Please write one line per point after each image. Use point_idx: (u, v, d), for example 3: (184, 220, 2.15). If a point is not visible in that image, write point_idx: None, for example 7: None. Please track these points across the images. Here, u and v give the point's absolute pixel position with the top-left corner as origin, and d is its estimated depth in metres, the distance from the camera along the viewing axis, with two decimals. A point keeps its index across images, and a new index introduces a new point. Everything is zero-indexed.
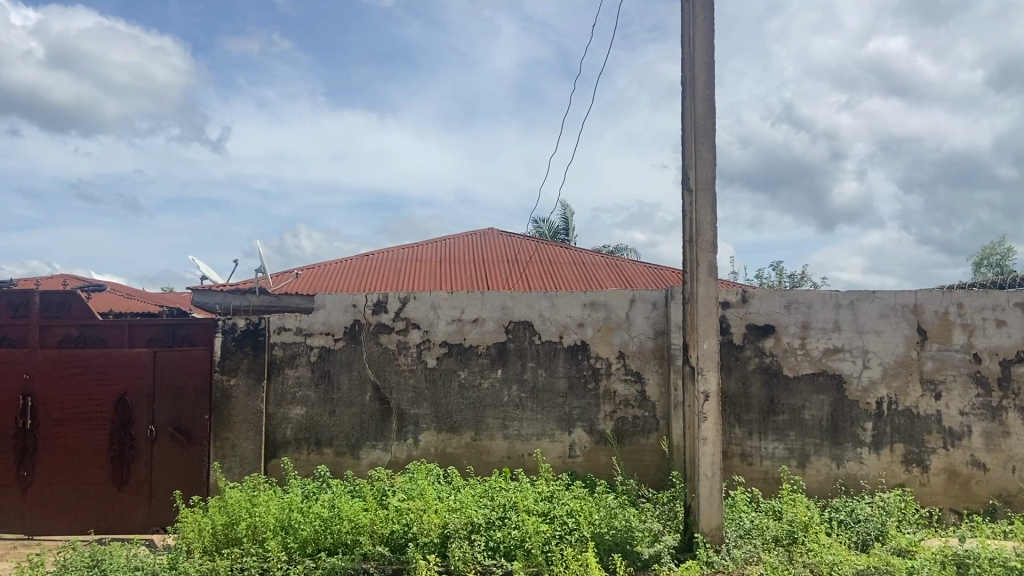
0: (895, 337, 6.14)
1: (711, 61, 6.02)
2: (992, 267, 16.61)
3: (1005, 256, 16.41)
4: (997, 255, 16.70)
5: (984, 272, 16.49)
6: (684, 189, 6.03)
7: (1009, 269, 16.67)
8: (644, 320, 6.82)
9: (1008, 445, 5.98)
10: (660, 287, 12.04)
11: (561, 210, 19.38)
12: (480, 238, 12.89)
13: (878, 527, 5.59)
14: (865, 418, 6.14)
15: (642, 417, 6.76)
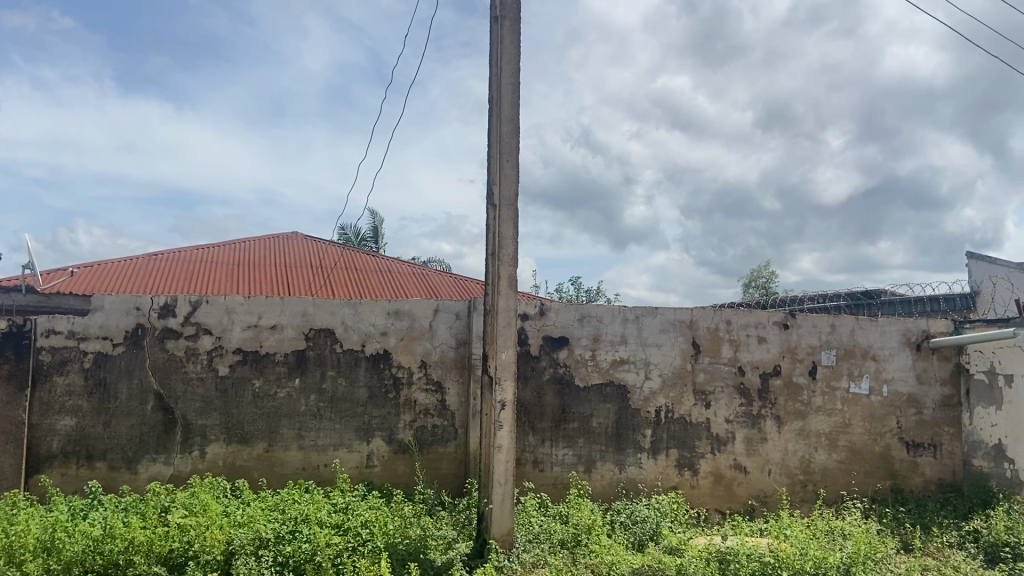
0: (673, 350, 6.66)
1: (516, 82, 6.26)
2: (758, 289, 18.30)
3: (770, 279, 18.18)
4: (762, 278, 18.42)
5: (750, 294, 18.15)
6: (488, 203, 6.19)
7: (773, 291, 18.42)
8: (447, 330, 6.90)
9: (765, 450, 6.55)
10: (464, 297, 12.26)
11: (370, 217, 19.14)
12: (285, 242, 12.46)
13: (653, 527, 6.03)
14: (645, 425, 6.60)
15: (441, 427, 6.82)
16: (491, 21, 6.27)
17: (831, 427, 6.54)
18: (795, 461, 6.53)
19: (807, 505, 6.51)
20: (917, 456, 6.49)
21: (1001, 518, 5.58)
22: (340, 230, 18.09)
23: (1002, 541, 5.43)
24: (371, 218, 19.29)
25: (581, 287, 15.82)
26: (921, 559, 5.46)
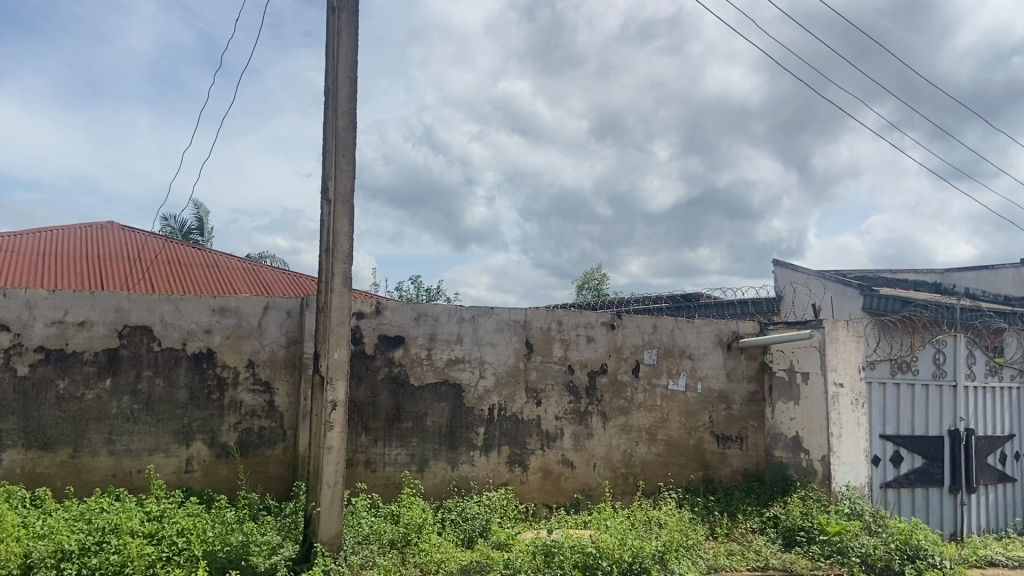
0: (506, 349, 6.79)
1: (353, 76, 6.15)
2: (591, 291, 18.99)
3: (601, 281, 18.97)
4: (595, 279, 19.10)
5: (584, 295, 18.81)
6: (322, 199, 6.03)
7: (604, 291, 19.15)
8: (277, 328, 6.66)
9: (591, 445, 6.82)
10: (297, 294, 11.93)
11: (199, 209, 18.13)
12: (98, 231, 11.58)
13: (483, 524, 6.11)
14: (478, 423, 6.68)
15: (269, 429, 6.58)
16: (327, 12, 6.13)
17: (651, 422, 6.91)
18: (617, 455, 6.84)
19: (628, 496, 6.83)
20: (725, 448, 6.98)
21: (797, 504, 6.07)
22: (163, 220, 17.00)
23: (798, 525, 5.93)
24: (197, 210, 18.25)
25: (419, 285, 15.77)
26: (727, 544, 5.88)
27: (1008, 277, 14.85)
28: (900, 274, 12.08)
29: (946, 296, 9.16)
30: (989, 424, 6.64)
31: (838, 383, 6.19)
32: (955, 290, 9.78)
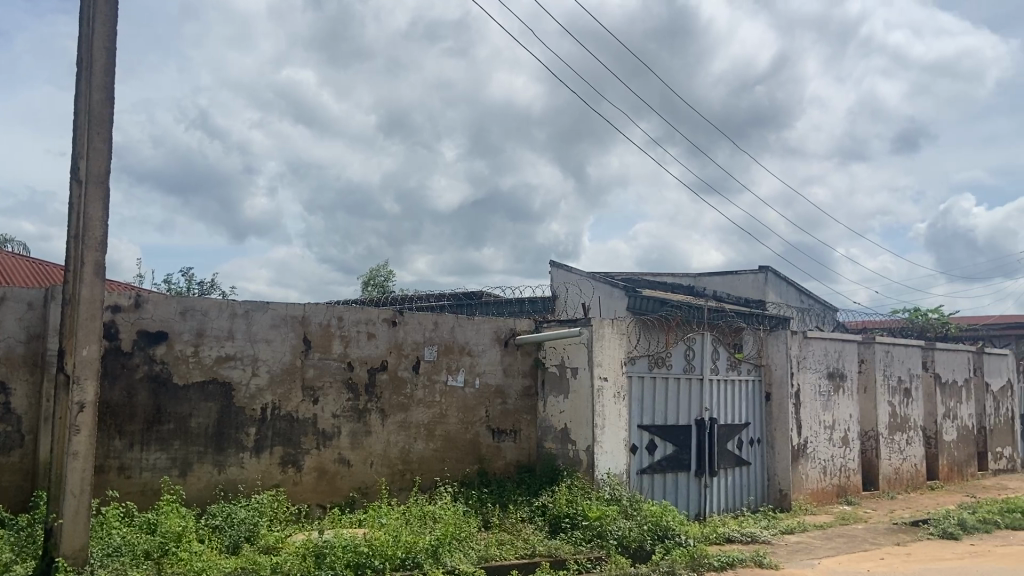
0: (282, 346, 6.54)
1: (112, 47, 5.62)
2: (376, 288, 18.81)
3: (387, 278, 18.88)
4: (381, 276, 18.97)
5: (369, 292, 18.60)
6: (71, 179, 5.44)
7: (389, 288, 19.06)
8: (15, 322, 5.92)
9: (368, 443, 6.75)
10: (42, 285, 10.72)
11: None
12: None
13: (249, 528, 5.82)
14: (249, 423, 6.38)
15: (2, 434, 5.84)
16: None
17: (429, 418, 6.97)
18: (395, 452, 6.83)
19: (404, 492, 6.85)
20: (500, 441, 7.21)
21: (563, 492, 6.37)
22: None
23: (563, 513, 6.23)
24: None
25: (191, 278, 14.77)
26: (498, 534, 6.06)
27: (747, 282, 16.79)
28: (662, 277, 13.17)
29: (698, 299, 10.05)
30: (729, 413, 7.39)
31: (603, 376, 6.61)
32: (705, 293, 10.77)
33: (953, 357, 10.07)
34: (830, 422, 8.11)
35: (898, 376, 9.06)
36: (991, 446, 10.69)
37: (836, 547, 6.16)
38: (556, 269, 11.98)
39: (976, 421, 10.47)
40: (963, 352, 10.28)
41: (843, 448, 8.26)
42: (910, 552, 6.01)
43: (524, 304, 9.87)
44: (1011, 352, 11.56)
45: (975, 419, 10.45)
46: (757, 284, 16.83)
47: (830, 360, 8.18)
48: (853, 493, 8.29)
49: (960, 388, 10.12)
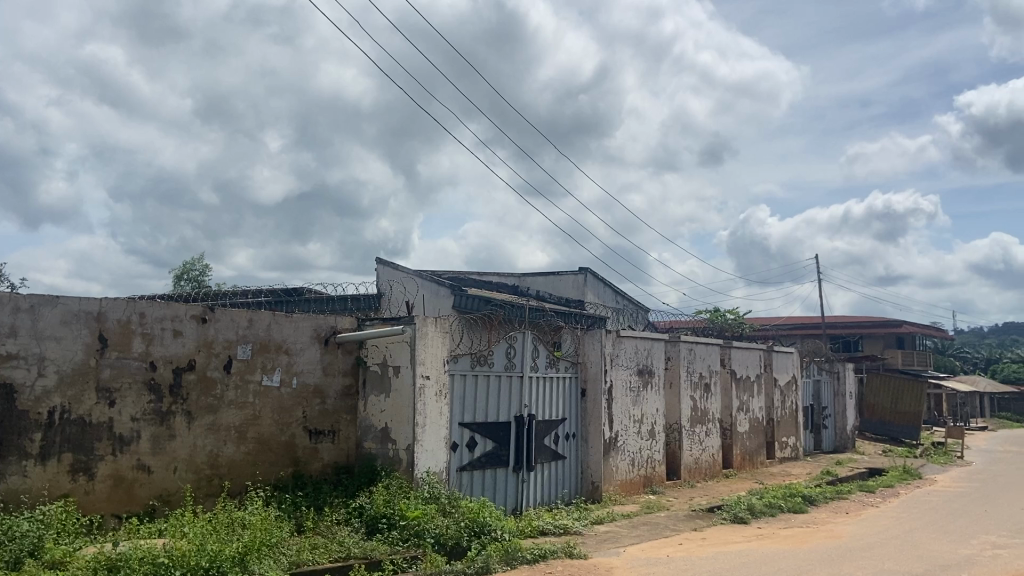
0: (73, 344, 6.00)
1: None
2: (191, 283, 17.77)
3: (203, 273, 17.89)
4: (197, 271, 17.94)
5: (183, 286, 17.52)
6: None
7: (205, 283, 18.05)
8: None
9: (172, 447, 6.34)
10: None
11: None
12: None
13: (33, 542, 5.26)
14: (34, 429, 5.80)
15: None
16: None
17: (240, 420, 6.67)
18: (202, 456, 6.46)
19: (211, 499, 6.49)
20: (316, 443, 7.02)
21: (381, 492, 6.28)
22: None
23: (380, 513, 6.14)
24: None
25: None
26: (311, 538, 5.89)
27: (568, 283, 17.61)
28: (487, 276, 13.39)
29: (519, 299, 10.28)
30: (547, 409, 7.64)
31: (425, 375, 6.57)
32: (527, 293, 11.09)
33: (748, 354, 11.00)
34: (639, 416, 8.59)
35: (700, 372, 9.75)
36: (777, 435, 11.76)
37: (641, 536, 6.53)
38: (381, 267, 11.87)
39: (765, 413, 11.48)
40: (756, 350, 11.23)
41: (650, 441, 8.77)
42: (706, 537, 6.48)
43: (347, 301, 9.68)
44: (796, 350, 12.79)
45: (764, 411, 11.45)
46: (578, 284, 17.69)
47: (640, 358, 8.66)
48: (658, 483, 8.83)
49: (752, 383, 11.05)
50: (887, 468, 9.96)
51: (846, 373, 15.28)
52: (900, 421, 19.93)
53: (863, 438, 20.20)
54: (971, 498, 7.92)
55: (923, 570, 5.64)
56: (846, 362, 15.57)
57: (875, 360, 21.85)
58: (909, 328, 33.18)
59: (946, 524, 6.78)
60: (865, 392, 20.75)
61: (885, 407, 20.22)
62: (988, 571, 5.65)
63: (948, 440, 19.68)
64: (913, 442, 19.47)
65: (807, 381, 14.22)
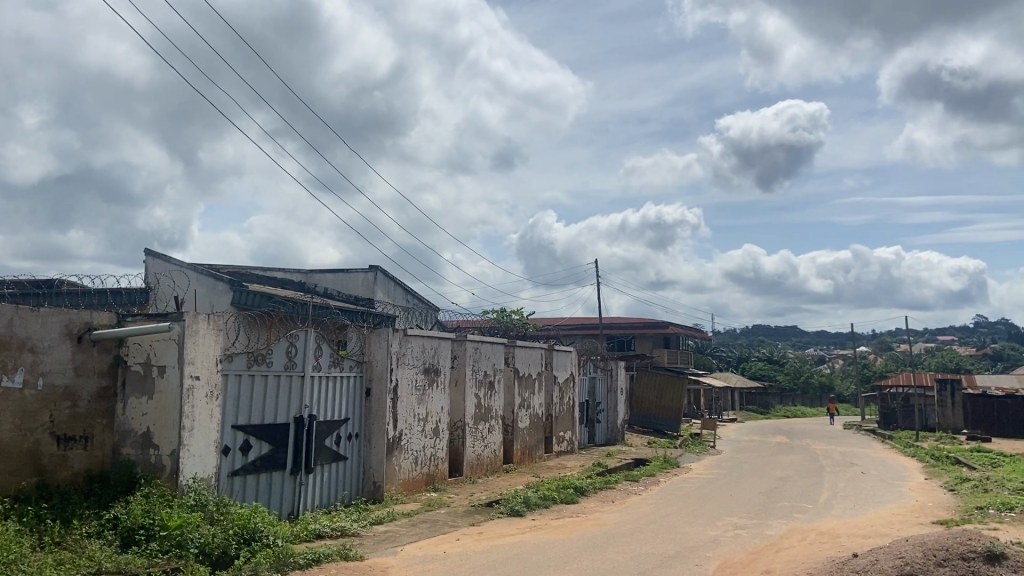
0: None
1: None
2: None
3: None
4: None
5: None
6: None
7: None
8: None
9: None
10: None
11: None
12: None
13: None
14: None
15: None
16: None
17: None
18: None
19: None
20: (66, 450, 6.34)
21: (139, 502, 5.81)
22: None
23: (137, 524, 5.68)
24: None
25: None
26: (55, 553, 5.28)
27: (358, 280, 17.70)
28: (268, 272, 12.91)
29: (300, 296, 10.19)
30: (328, 409, 7.48)
31: (194, 375, 6.18)
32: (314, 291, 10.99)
33: (531, 352, 11.47)
34: (423, 415, 8.67)
35: (485, 370, 10.02)
36: (555, 430, 12.37)
37: (419, 533, 6.57)
38: (148, 259, 11.03)
39: (545, 410, 12.03)
40: (538, 349, 11.74)
41: (434, 439, 8.89)
42: (482, 531, 6.66)
43: (107, 298, 8.87)
44: (576, 349, 13.53)
45: (544, 407, 11.99)
46: (367, 283, 17.80)
47: (427, 356, 8.75)
48: (441, 480, 8.98)
49: (534, 380, 11.53)
50: (650, 458, 10.83)
51: (619, 370, 16.49)
52: (665, 415, 21.69)
53: (632, 430, 21.73)
54: (719, 484, 8.81)
55: (674, 551, 6.17)
56: (619, 360, 16.76)
57: (645, 358, 23.59)
58: (677, 329, 36.30)
59: (696, 508, 7.47)
60: (636, 387, 22.30)
61: (652, 402, 21.85)
62: (728, 549, 6.30)
63: (703, 431, 21.72)
64: (675, 433, 21.31)
65: (585, 378, 15.15)
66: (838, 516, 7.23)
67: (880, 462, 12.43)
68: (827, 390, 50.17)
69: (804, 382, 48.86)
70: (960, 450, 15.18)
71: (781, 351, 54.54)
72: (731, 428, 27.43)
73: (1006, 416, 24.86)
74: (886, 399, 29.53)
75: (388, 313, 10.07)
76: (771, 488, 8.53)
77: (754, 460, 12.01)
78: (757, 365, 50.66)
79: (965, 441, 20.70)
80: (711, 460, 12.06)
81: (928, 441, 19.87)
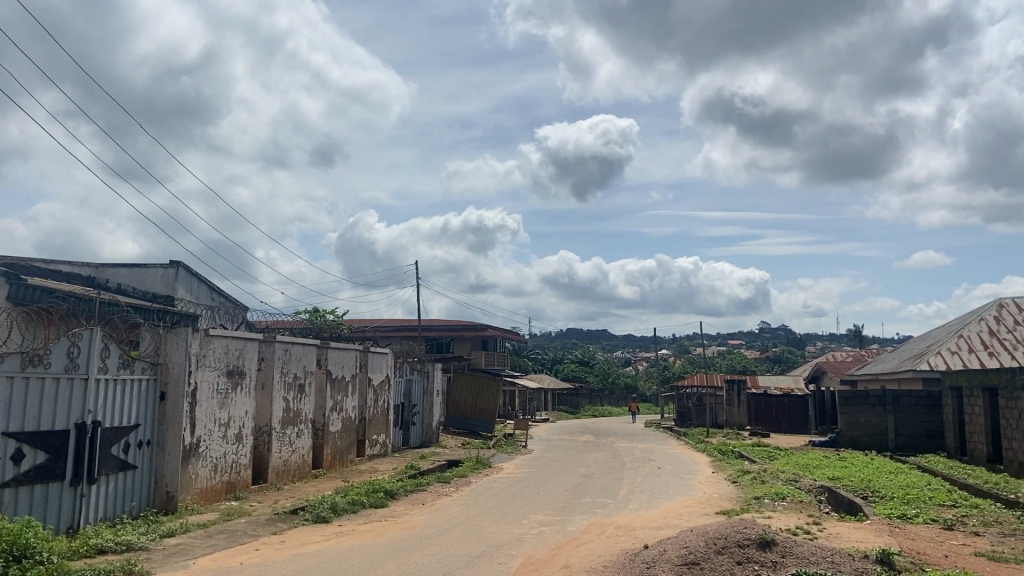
0: None
1: None
2: None
3: None
4: None
5: None
6: None
7: None
8: None
9: None
10: None
11: None
12: None
13: None
14: None
15: None
16: None
17: None
18: None
19: None
20: None
21: None
22: None
23: None
24: None
25: None
26: None
27: (157, 278, 17.79)
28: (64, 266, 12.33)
29: (91, 294, 9.55)
30: (116, 415, 6.95)
31: None
32: (106, 286, 10.64)
33: (344, 354, 11.30)
34: (224, 420, 8.33)
35: (294, 372, 9.76)
36: (368, 433, 12.26)
37: (215, 545, 6.26)
38: None
39: (358, 412, 11.88)
40: (352, 351, 11.60)
41: (236, 445, 8.55)
42: (284, 539, 6.46)
43: None
44: (391, 351, 13.52)
45: (357, 410, 11.86)
46: (169, 280, 17.84)
47: (229, 358, 8.42)
48: (242, 488, 8.64)
49: (347, 383, 11.37)
50: (462, 459, 11.02)
51: (435, 373, 16.66)
52: (480, 416, 22.15)
53: (447, 432, 22.00)
54: (528, 483, 9.12)
55: (479, 551, 6.28)
56: (435, 363, 16.91)
57: (462, 360, 23.90)
58: (494, 331, 37.15)
59: (504, 508, 7.66)
60: (452, 389, 22.47)
61: (467, 404, 22.16)
62: (531, 546, 6.49)
63: (516, 431, 22.38)
64: (489, 435, 21.84)
65: (400, 380, 15.10)
66: (635, 510, 7.68)
67: (675, 457, 13.46)
68: (632, 391, 53.50)
69: (612, 382, 51.74)
70: (743, 444, 16.75)
71: (592, 354, 57.38)
72: (544, 428, 28.51)
73: (784, 417, 27.36)
74: (681, 398, 31.79)
75: (188, 313, 9.72)
76: (576, 485, 8.93)
77: (562, 458, 12.61)
78: (574, 367, 52.75)
79: (747, 436, 22.85)
80: (523, 459, 12.50)
81: (718, 436, 21.73)
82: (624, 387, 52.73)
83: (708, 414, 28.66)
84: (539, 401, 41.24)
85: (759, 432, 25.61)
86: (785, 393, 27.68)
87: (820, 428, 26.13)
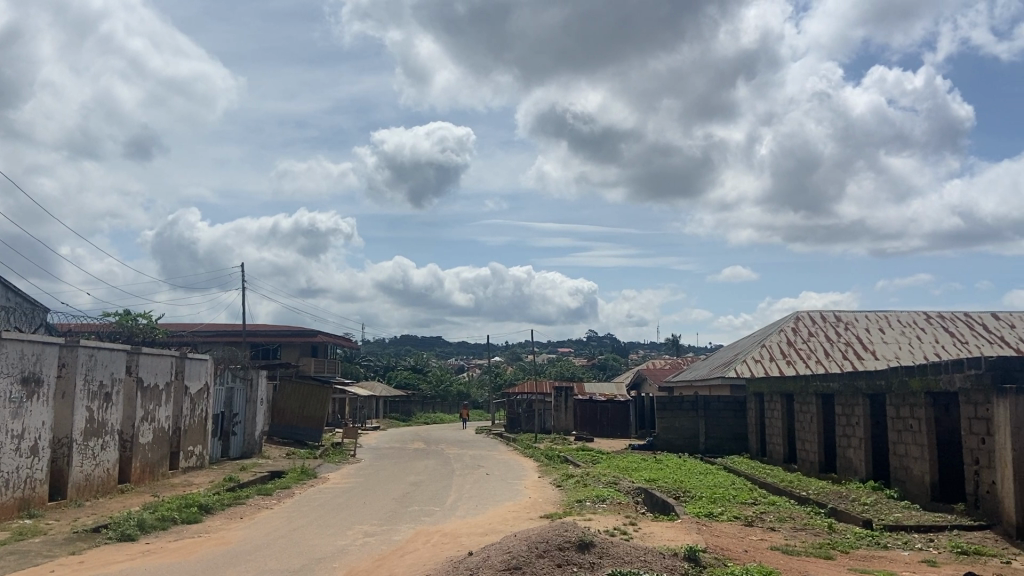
0: None
1: None
2: None
3: None
4: None
5: None
6: None
7: None
8: None
9: None
10: None
11: None
12: None
13: None
14: None
15: None
16: None
17: None
18: None
19: None
20: None
21: None
22: None
23: None
24: None
25: None
26: None
27: None
28: None
29: None
30: None
31: None
32: None
33: (157, 361, 10.60)
34: (18, 431, 7.57)
35: (99, 380, 9.05)
36: (183, 445, 11.57)
37: (4, 567, 5.64)
38: None
39: (171, 423, 11.18)
40: (167, 357, 10.89)
41: (30, 458, 7.78)
42: (83, 560, 5.94)
43: None
44: (211, 358, 12.82)
45: (171, 420, 11.16)
46: None
47: (25, 364, 7.67)
48: (37, 505, 7.87)
49: (160, 392, 10.66)
50: (285, 470, 10.64)
51: (260, 380, 15.99)
52: (305, 425, 21.58)
53: (271, 442, 21.26)
54: (353, 493, 8.96)
55: (299, 565, 6.06)
56: (260, 370, 16.25)
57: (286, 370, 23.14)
58: (324, 338, 36.21)
59: (327, 520, 7.46)
60: (276, 398, 21.71)
61: (294, 413, 21.55)
62: (355, 558, 6.34)
63: (344, 440, 22.02)
64: (314, 445, 21.31)
65: (220, 388, 14.41)
66: (461, 517, 7.72)
67: (501, 463, 13.70)
68: (464, 398, 54.05)
69: (445, 390, 52.11)
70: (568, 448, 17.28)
71: (427, 361, 57.41)
72: (371, 436, 28.19)
73: (607, 423, 28.56)
74: (512, 405, 32.46)
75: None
76: (403, 494, 8.88)
77: (390, 466, 12.47)
78: (410, 374, 52.56)
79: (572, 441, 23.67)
80: (349, 468, 12.24)
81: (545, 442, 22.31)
82: (456, 395, 53.20)
83: (536, 419, 29.43)
84: (370, 408, 40.74)
85: (583, 436, 26.55)
86: (607, 401, 28.88)
87: (640, 431, 27.55)
